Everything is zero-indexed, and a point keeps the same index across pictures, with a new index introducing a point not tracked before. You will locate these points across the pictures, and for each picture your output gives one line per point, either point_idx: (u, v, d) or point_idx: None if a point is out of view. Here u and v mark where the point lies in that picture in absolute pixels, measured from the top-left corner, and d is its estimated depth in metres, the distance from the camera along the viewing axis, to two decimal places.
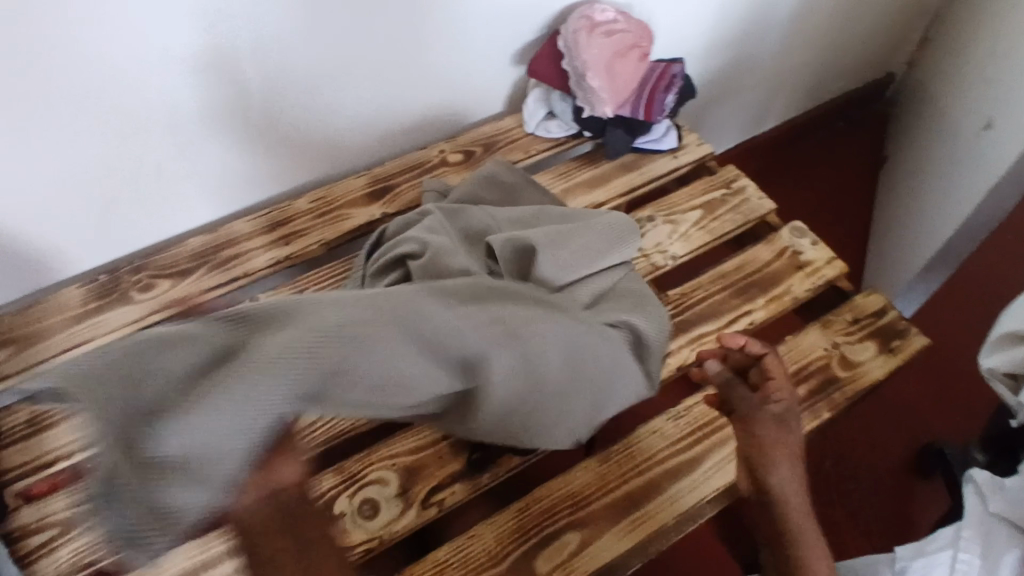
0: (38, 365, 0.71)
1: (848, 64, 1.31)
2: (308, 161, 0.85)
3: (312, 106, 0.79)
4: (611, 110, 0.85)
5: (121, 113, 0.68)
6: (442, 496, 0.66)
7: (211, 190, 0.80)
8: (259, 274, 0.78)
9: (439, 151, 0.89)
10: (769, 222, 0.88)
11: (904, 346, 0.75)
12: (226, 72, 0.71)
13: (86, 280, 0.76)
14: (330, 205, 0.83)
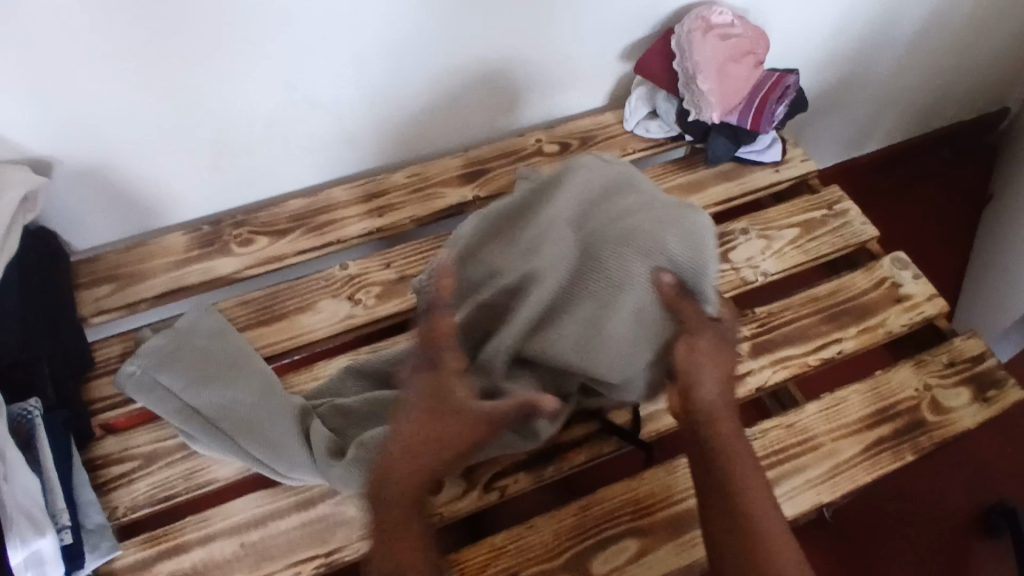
0: (139, 303, 0.74)
1: (969, 90, 1.24)
2: (409, 137, 0.86)
3: (420, 84, 0.80)
4: (718, 115, 0.83)
5: (245, 67, 0.70)
6: (505, 482, 0.66)
7: (314, 156, 0.82)
8: (351, 242, 0.80)
9: (536, 140, 0.89)
10: (869, 249, 0.84)
11: (1002, 397, 0.71)
12: (346, 41, 0.73)
13: (190, 228, 0.79)
14: (425, 182, 0.85)
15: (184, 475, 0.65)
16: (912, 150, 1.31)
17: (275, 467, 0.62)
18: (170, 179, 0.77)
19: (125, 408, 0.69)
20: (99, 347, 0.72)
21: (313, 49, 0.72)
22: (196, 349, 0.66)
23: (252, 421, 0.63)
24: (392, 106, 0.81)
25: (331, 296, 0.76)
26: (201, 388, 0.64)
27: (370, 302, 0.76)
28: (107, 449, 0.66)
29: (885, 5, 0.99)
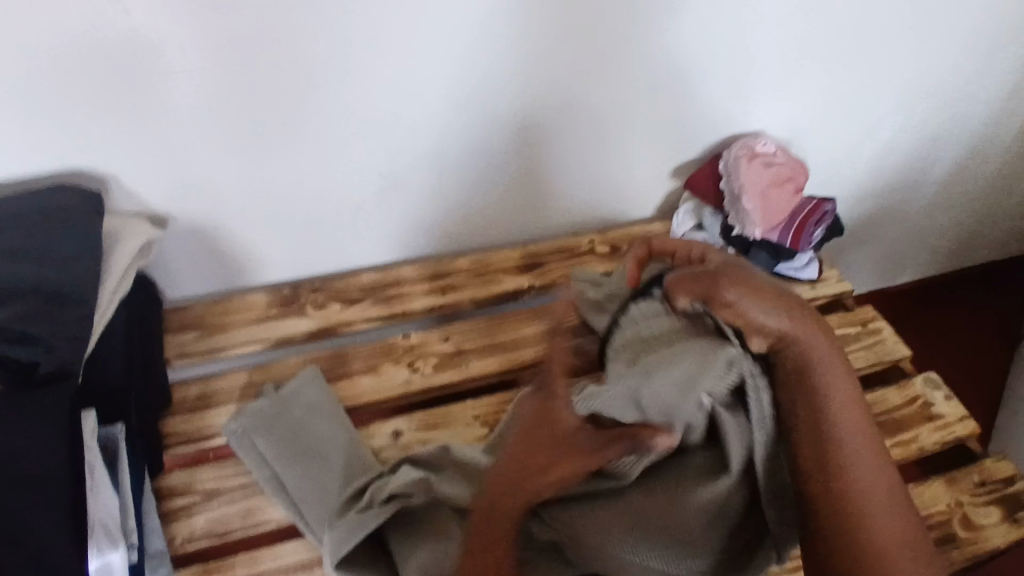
0: (218, 351, 0.81)
1: (999, 233, 1.30)
2: (474, 228, 0.95)
3: (491, 180, 0.90)
4: (759, 232, 0.90)
5: (345, 149, 0.81)
6: None
7: (390, 237, 0.91)
8: (414, 315, 0.87)
9: (589, 240, 0.97)
10: (903, 368, 0.88)
11: None
12: (434, 137, 0.83)
13: (272, 290, 0.87)
14: (486, 268, 0.92)
15: (242, 513, 0.70)
16: (942, 287, 1.36)
17: (311, 527, 0.66)
18: (264, 246, 0.86)
19: (194, 445, 0.74)
20: (177, 389, 0.78)
21: (408, 147, 0.83)
22: (296, 423, 0.72)
23: (302, 487, 0.68)
24: (466, 198, 0.91)
25: (393, 362, 0.81)
26: (290, 461, 0.69)
27: (427, 371, 0.81)
28: (172, 481, 0.71)
29: (915, 149, 1.08)
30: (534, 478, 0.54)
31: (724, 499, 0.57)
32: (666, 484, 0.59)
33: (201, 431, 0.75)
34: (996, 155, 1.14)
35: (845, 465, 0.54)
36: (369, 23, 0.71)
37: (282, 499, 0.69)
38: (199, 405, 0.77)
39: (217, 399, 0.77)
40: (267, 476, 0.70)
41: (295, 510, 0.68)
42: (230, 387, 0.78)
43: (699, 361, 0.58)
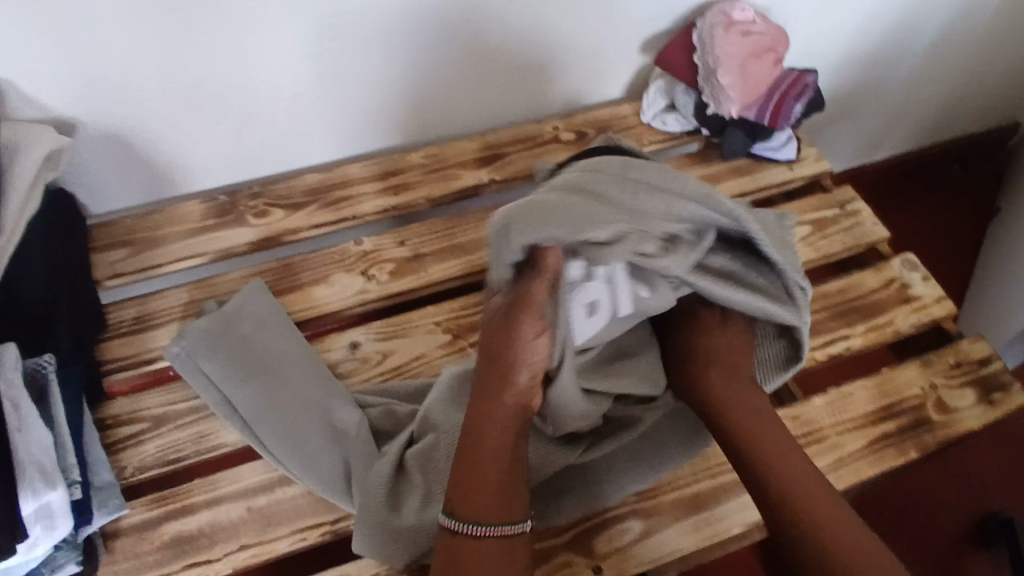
0: (152, 269, 0.75)
1: (985, 102, 1.24)
2: (426, 119, 0.86)
3: (439, 64, 0.80)
4: (736, 110, 0.83)
5: (271, 33, 0.70)
6: None
7: (331, 132, 0.83)
8: (366, 218, 0.80)
9: (552, 128, 0.90)
10: (880, 251, 0.85)
11: (1006, 400, 0.72)
12: (372, 17, 0.73)
13: (206, 198, 0.80)
14: (441, 164, 0.85)
15: (194, 438, 0.66)
16: (920, 161, 1.32)
17: (269, 451, 0.63)
18: (191, 150, 0.78)
19: (137, 369, 0.69)
20: (112, 311, 0.72)
21: (340, 25, 0.72)
22: (244, 342, 0.67)
23: (257, 413, 0.64)
24: (412, 84, 0.81)
25: (345, 270, 0.76)
26: (240, 383, 0.65)
27: (382, 278, 0.75)
28: (117, 410, 0.67)
29: (903, 11, 1.00)
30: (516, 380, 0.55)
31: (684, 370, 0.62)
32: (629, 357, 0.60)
33: (143, 354, 0.70)
34: (992, 15, 1.06)
35: (753, 452, 0.58)
36: None
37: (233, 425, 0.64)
38: (138, 327, 0.72)
39: (158, 319, 0.72)
40: (217, 405, 0.65)
41: (247, 435, 0.63)
42: (170, 306, 0.73)
43: (586, 211, 0.51)
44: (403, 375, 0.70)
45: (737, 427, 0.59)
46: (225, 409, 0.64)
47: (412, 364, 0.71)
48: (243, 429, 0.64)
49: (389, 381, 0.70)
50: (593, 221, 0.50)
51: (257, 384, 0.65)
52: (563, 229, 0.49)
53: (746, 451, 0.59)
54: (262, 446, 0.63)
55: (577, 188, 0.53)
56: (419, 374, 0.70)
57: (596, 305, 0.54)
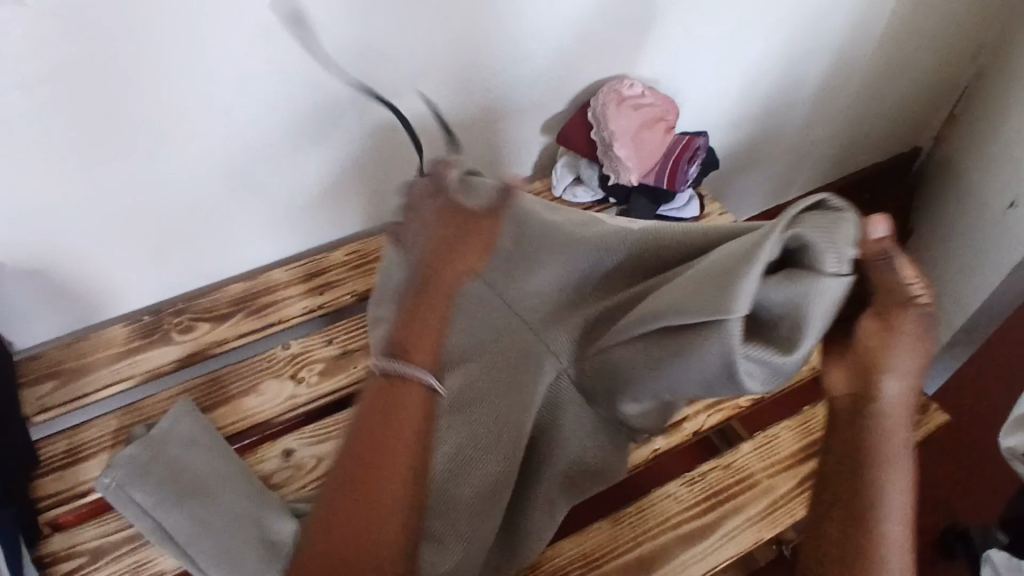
0: (80, 398, 0.74)
1: (875, 137, 1.34)
2: (347, 216, 0.89)
3: (353, 162, 0.84)
4: (636, 177, 0.88)
5: (184, 155, 0.73)
6: None
7: (253, 239, 0.85)
8: (293, 321, 0.81)
9: None
10: None
11: (923, 420, 0.76)
12: (283, 128, 0.76)
13: (131, 319, 0.80)
14: (365, 257, 0.87)
15: (132, 568, 0.65)
16: (829, 196, 1.40)
17: (212, 574, 0.62)
18: (113, 274, 0.79)
19: (70, 504, 0.68)
20: (40, 446, 0.71)
21: (250, 138, 0.75)
22: (171, 464, 0.66)
23: (192, 537, 0.63)
24: (328, 185, 0.85)
25: (274, 376, 0.76)
26: (173, 507, 0.63)
27: (313, 379, 0.76)
28: (55, 546, 0.66)
29: (782, 68, 1.08)
30: (444, 275, 0.54)
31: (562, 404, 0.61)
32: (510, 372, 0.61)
33: (74, 487, 0.69)
34: (864, 63, 1.16)
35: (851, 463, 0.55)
36: (183, 18, 0.63)
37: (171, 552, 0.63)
38: (68, 461, 0.71)
39: (88, 450, 0.71)
40: (152, 534, 0.63)
41: (189, 561, 0.62)
42: (100, 434, 0.72)
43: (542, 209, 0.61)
44: None
45: (869, 474, 0.54)
46: (161, 537, 0.63)
47: None
48: (182, 555, 0.62)
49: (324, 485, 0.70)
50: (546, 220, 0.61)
51: (188, 507, 0.64)
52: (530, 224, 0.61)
53: (859, 497, 0.54)
54: (203, 569, 0.62)
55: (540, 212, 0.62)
56: None
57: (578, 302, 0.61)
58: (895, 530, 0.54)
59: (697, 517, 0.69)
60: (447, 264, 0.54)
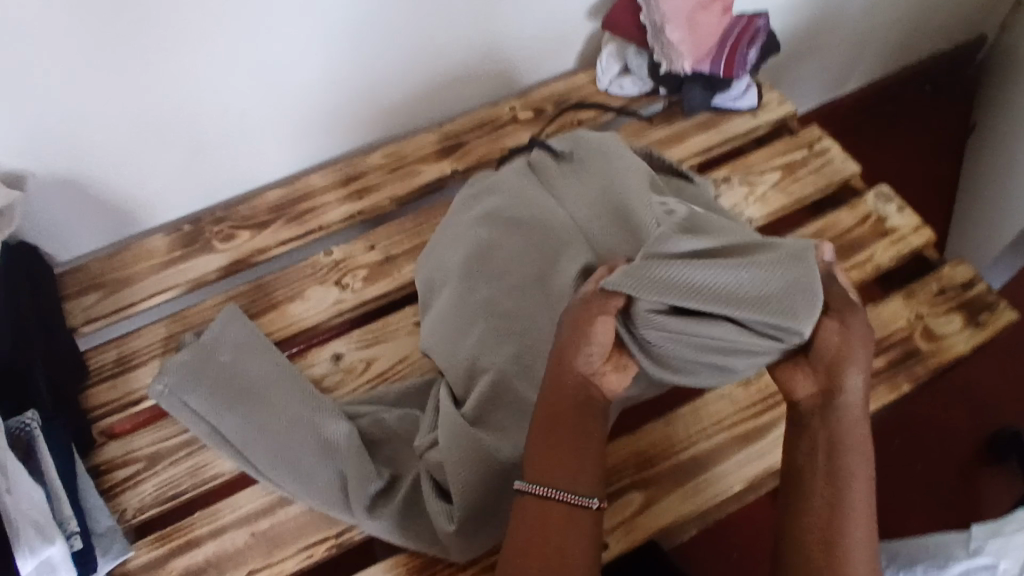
0: (127, 308, 0.75)
1: (950, 16, 1.22)
2: (381, 117, 0.85)
3: (384, 57, 0.79)
4: (689, 65, 0.82)
5: (205, 52, 0.69)
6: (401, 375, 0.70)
7: (286, 144, 0.81)
8: (333, 228, 0.79)
9: (510, 108, 0.88)
10: (854, 186, 0.84)
11: (993, 320, 0.72)
12: (307, 19, 0.71)
13: (171, 229, 0.79)
14: (402, 161, 0.83)
15: (189, 471, 0.67)
16: (896, 86, 1.29)
17: (267, 474, 0.63)
18: (147, 183, 0.77)
19: (126, 411, 0.70)
20: (93, 356, 0.72)
21: (272, 34, 0.71)
22: (224, 369, 0.67)
23: (246, 440, 0.64)
24: (359, 83, 0.80)
25: (319, 283, 0.75)
26: (225, 411, 0.65)
27: (357, 286, 0.75)
28: (111, 454, 0.67)
29: None
30: (581, 358, 0.53)
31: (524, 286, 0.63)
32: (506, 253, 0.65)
33: (128, 395, 0.70)
34: None
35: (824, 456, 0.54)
36: None
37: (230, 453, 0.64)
38: (121, 370, 0.72)
39: (139, 359, 0.72)
40: (209, 436, 0.65)
41: (245, 462, 0.64)
42: (149, 343, 0.73)
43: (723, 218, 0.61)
44: (388, 379, 0.70)
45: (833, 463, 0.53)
46: (217, 439, 0.65)
47: (396, 368, 0.70)
48: (239, 455, 0.64)
49: (374, 388, 0.70)
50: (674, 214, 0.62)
51: (241, 410, 0.65)
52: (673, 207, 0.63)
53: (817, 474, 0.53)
54: (259, 470, 0.63)
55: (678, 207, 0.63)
56: (404, 378, 0.70)
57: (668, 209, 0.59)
58: (862, 507, 0.51)
59: (752, 418, 0.68)
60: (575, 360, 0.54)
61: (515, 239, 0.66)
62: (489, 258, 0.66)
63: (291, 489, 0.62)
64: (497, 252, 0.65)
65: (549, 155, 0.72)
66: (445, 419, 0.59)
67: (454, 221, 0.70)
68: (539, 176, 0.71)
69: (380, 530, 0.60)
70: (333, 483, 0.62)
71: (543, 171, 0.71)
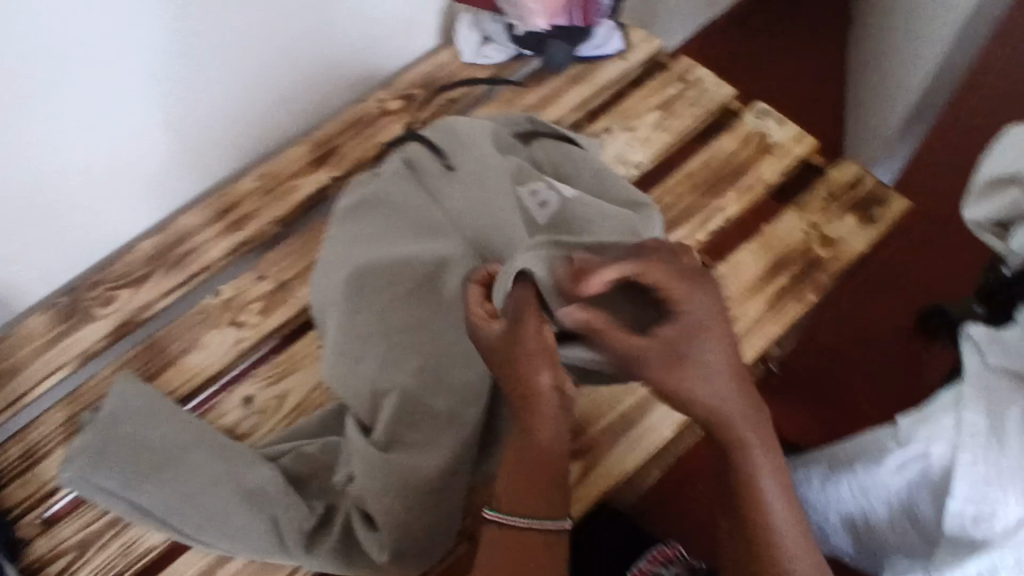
0: (18, 400, 0.70)
1: None
2: (241, 137, 0.80)
3: (226, 75, 0.74)
4: (544, 22, 0.81)
5: (23, 113, 0.63)
6: (313, 403, 0.68)
7: (149, 189, 0.76)
8: (217, 266, 0.75)
9: (378, 100, 0.84)
10: (733, 109, 0.84)
11: (884, 213, 0.73)
12: (129, 53, 0.66)
13: (46, 305, 0.73)
14: (277, 179, 0.79)
15: (121, 552, 0.64)
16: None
17: (196, 538, 0.60)
18: (6, 264, 0.71)
19: (41, 507, 0.66)
20: None
21: (96, 82, 0.65)
22: (129, 439, 0.64)
23: (168, 509, 0.61)
24: (207, 109, 0.75)
25: (213, 327, 0.71)
26: (140, 483, 0.62)
27: (254, 320, 0.71)
28: (34, 555, 0.64)
29: None
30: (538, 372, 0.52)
31: (421, 287, 0.63)
32: (394, 259, 0.64)
33: (39, 490, 0.66)
34: None
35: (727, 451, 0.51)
36: None
37: (153, 526, 0.61)
38: (26, 466, 0.67)
39: (42, 450, 0.68)
40: (128, 513, 0.62)
41: (170, 530, 0.61)
42: (50, 431, 0.69)
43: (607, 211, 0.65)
44: (302, 411, 0.67)
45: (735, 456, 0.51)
46: (137, 514, 0.61)
47: (312, 398, 0.68)
48: (163, 525, 0.61)
49: (291, 422, 0.67)
50: (549, 204, 0.66)
51: (155, 480, 0.62)
52: (548, 194, 0.66)
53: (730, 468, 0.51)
54: (187, 535, 0.61)
55: (551, 193, 0.67)
56: (320, 404, 0.67)
57: (540, 200, 0.66)
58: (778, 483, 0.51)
59: None
60: (523, 364, 0.52)
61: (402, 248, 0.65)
62: (378, 263, 0.64)
63: (224, 547, 0.60)
64: (385, 259, 0.64)
65: (426, 149, 0.72)
66: (355, 450, 0.57)
67: (340, 234, 0.69)
68: (419, 176, 0.71)
69: (323, 568, 0.58)
70: (264, 533, 0.59)
71: (422, 169, 0.71)
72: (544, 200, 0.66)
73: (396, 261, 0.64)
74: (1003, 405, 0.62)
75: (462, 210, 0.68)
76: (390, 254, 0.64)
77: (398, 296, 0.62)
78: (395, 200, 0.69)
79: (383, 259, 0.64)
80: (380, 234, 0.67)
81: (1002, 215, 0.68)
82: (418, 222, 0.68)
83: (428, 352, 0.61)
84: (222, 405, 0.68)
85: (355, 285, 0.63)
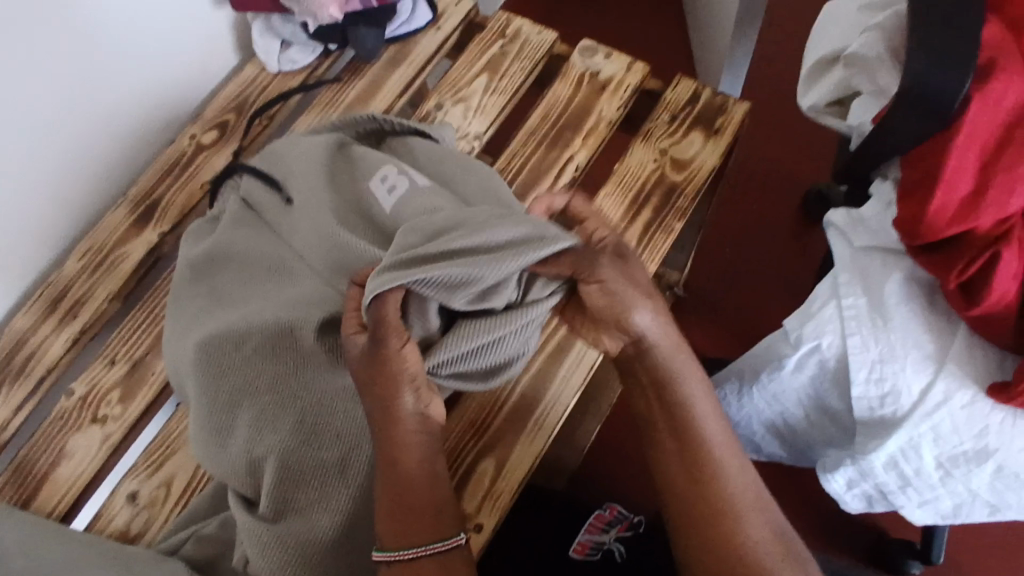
0: None
1: None
2: (54, 217, 0.73)
3: (15, 159, 0.67)
4: (337, 10, 0.74)
5: None
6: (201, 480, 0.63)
7: None
8: (63, 363, 0.69)
9: (191, 137, 0.78)
10: (560, 53, 0.80)
11: (728, 122, 0.72)
12: None
13: None
14: (102, 253, 0.73)
15: None
16: None
17: None
18: None
19: None
20: None
21: None
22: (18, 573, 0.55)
23: None
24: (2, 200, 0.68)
25: (75, 430, 0.66)
26: None
27: (116, 411, 0.66)
28: None
29: None
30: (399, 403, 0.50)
31: (275, 339, 0.57)
32: (240, 319, 0.59)
33: None
34: None
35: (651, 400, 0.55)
36: None
37: None
38: None
39: None
40: None
41: None
42: None
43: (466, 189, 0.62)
44: (192, 491, 0.63)
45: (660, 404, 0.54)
46: None
47: (198, 475, 0.63)
48: None
49: (183, 506, 0.63)
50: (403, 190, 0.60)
51: None
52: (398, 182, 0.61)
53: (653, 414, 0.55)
54: None
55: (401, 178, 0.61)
56: (208, 478, 0.63)
57: (391, 187, 0.61)
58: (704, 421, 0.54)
59: (552, 333, 0.67)
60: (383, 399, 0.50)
61: (249, 305, 0.59)
62: (225, 331, 0.58)
63: None
64: (239, 319, 0.59)
65: (258, 183, 0.66)
66: (243, 527, 0.53)
67: (184, 303, 0.63)
68: (259, 214, 0.66)
69: None
70: None
71: (259, 206, 0.66)
72: (395, 186, 0.61)
73: (248, 320, 0.58)
74: (880, 282, 0.60)
75: (308, 228, 0.62)
76: (236, 318, 0.59)
77: (257, 357, 0.57)
78: (235, 247, 0.63)
79: (228, 323, 0.59)
80: (224, 296, 0.62)
81: (837, 96, 0.67)
82: (266, 260, 0.62)
83: (302, 405, 0.55)
84: (106, 509, 0.63)
85: (207, 360, 0.58)
